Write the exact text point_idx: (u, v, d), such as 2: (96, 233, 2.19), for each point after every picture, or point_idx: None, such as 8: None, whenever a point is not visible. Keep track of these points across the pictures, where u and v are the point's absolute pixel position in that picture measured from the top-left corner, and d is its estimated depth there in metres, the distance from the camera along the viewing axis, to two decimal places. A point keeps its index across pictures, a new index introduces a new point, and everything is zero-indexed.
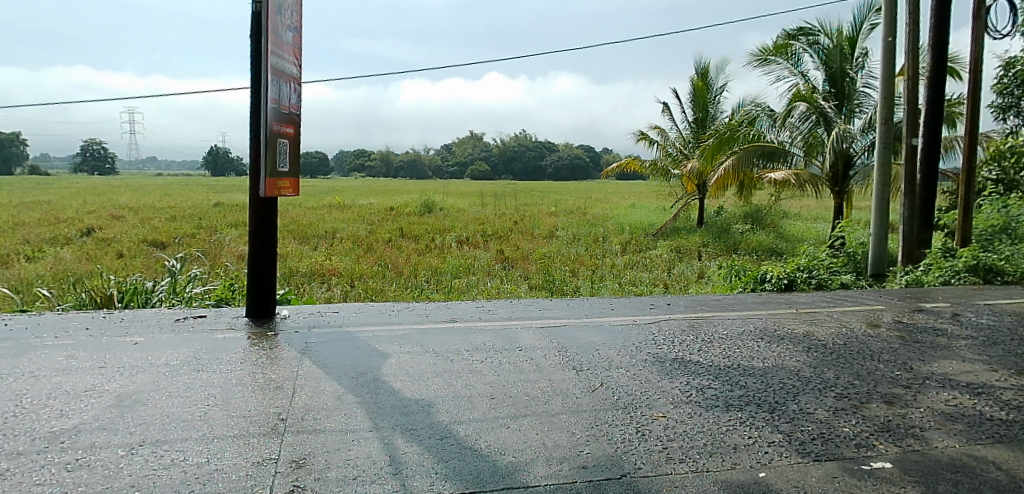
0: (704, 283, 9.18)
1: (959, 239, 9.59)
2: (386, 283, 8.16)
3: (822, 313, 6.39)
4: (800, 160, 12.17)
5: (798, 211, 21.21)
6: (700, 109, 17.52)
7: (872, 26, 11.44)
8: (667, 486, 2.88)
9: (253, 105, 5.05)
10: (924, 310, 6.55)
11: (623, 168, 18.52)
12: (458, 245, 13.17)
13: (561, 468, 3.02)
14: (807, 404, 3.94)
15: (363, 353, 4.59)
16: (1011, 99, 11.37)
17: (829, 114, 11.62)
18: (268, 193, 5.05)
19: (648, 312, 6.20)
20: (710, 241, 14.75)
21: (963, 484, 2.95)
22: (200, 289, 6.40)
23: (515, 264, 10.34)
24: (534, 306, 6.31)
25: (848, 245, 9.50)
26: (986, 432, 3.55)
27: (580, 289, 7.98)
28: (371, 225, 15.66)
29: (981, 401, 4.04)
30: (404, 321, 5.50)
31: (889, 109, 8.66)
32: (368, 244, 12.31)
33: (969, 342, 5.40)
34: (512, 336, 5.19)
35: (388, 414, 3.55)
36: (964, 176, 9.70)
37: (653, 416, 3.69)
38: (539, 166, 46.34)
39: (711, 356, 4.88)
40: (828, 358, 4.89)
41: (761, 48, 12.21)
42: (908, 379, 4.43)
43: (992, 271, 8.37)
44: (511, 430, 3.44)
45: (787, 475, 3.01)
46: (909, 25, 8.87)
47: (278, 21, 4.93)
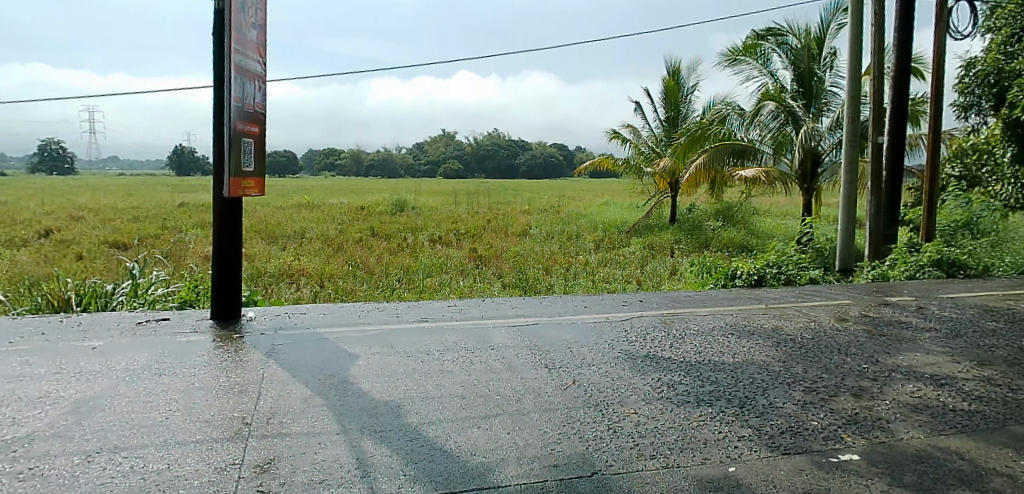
0: (676, 279, 9.26)
1: (924, 234, 9.83)
2: (356, 283, 8.08)
3: (791, 308, 6.48)
4: (769, 157, 12.35)
5: (767, 208, 21.60)
6: (672, 108, 17.67)
7: (839, 27, 11.64)
8: (637, 483, 2.88)
9: (216, 104, 4.94)
10: (891, 304, 6.67)
11: (596, 165, 18.58)
12: (431, 244, 13.09)
13: (533, 467, 3.01)
14: (775, 398, 3.98)
15: (331, 354, 4.53)
16: (972, 97, 11.61)
17: (797, 113, 11.77)
18: (232, 193, 4.94)
19: (621, 309, 6.23)
20: (682, 238, 14.91)
21: (928, 474, 3.01)
22: (163, 291, 6.26)
23: (488, 264, 10.18)
24: (507, 305, 6.27)
25: (816, 240, 9.71)
26: (949, 423, 3.63)
27: (553, 287, 7.97)
28: (341, 224, 15.43)
29: (945, 392, 4.12)
30: (373, 321, 5.44)
31: (856, 109, 8.81)
32: (338, 243, 12.17)
33: (933, 334, 5.53)
34: (484, 335, 5.16)
35: (356, 417, 3.51)
36: (929, 173, 9.91)
37: (625, 413, 3.71)
38: (513, 165, 46.29)
39: (682, 352, 4.92)
40: (796, 353, 4.96)
41: (731, 48, 12.37)
42: (875, 372, 4.51)
43: (955, 265, 8.60)
44: (482, 430, 3.41)
45: (756, 469, 3.03)
46: (875, 25, 9.04)
47: (241, 18, 4.84)
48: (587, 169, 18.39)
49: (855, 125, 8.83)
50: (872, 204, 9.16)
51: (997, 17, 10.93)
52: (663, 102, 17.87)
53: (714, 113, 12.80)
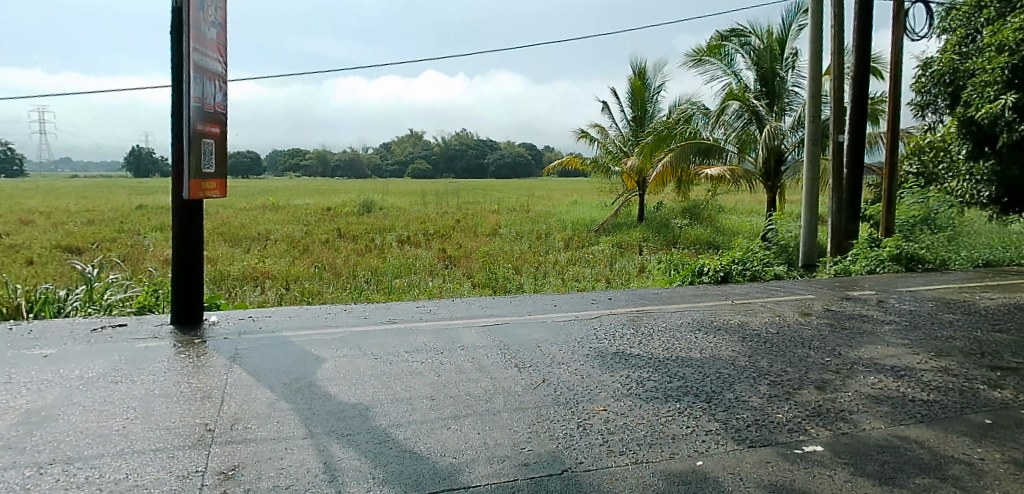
0: (645, 277, 9.34)
1: (883, 230, 10.10)
2: (323, 285, 7.96)
3: (756, 303, 6.59)
4: (733, 156, 12.55)
5: (732, 206, 21.97)
6: (639, 108, 17.85)
7: (799, 28, 11.90)
8: (608, 479, 2.89)
9: (175, 105, 4.83)
10: (852, 298, 6.83)
11: (565, 164, 18.64)
12: (399, 244, 13.00)
13: (503, 466, 3.00)
14: (742, 392, 4.04)
15: (297, 357, 4.45)
16: (929, 96, 11.98)
17: (760, 112, 12.00)
18: (193, 195, 4.83)
19: (590, 307, 6.25)
20: (650, 236, 15.06)
21: (889, 463, 3.08)
22: (120, 296, 6.08)
23: (457, 264, 10.16)
24: (477, 305, 6.24)
25: (780, 237, 9.89)
26: (909, 413, 3.73)
27: (523, 286, 7.95)
28: (307, 226, 15.20)
29: (904, 383, 4.24)
30: (341, 324, 5.37)
31: (817, 108, 9.01)
32: (304, 245, 11.97)
33: (893, 327, 5.69)
34: (453, 336, 5.13)
35: (323, 420, 3.45)
36: (887, 170, 10.17)
37: (594, 410, 3.72)
38: (481, 164, 46.08)
39: (651, 348, 4.96)
40: (762, 347, 5.04)
41: (695, 49, 12.55)
42: (837, 365, 4.62)
43: (913, 259, 8.86)
44: (452, 430, 3.39)
45: (723, 463, 3.07)
46: (835, 26, 9.26)
47: (200, 17, 4.73)
48: (556, 168, 18.43)
49: (816, 124, 9.02)
50: (834, 201, 9.39)
51: (952, 18, 11.38)
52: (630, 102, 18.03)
53: (680, 113, 12.97)
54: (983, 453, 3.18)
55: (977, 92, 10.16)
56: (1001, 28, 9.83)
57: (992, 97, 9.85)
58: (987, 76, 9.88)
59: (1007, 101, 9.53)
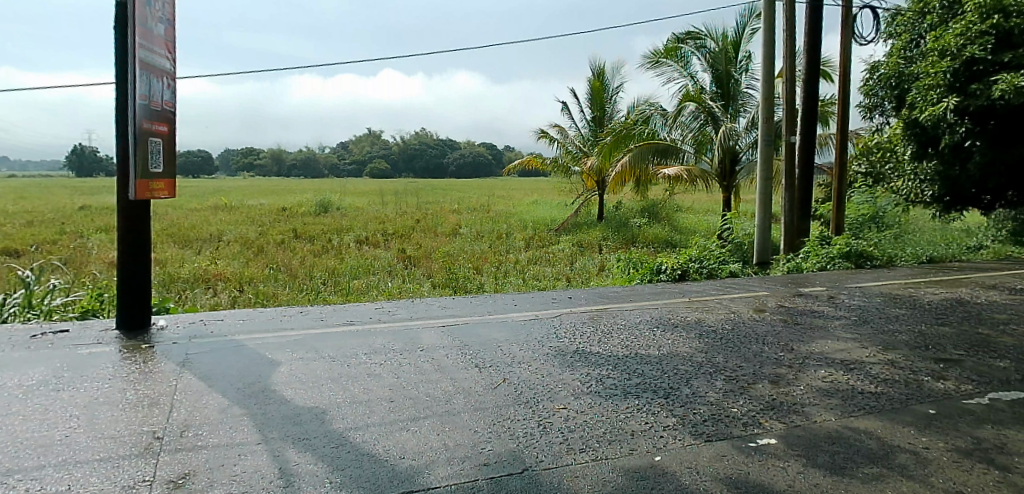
0: (604, 275, 9.43)
1: (834, 228, 10.43)
2: (279, 287, 7.80)
3: (712, 300, 6.71)
4: (690, 156, 12.78)
5: (690, 205, 22.41)
6: (598, 108, 18.03)
7: (752, 31, 12.19)
8: (568, 477, 2.90)
9: (120, 102, 4.66)
10: (804, 294, 7.03)
11: (525, 164, 18.69)
12: (357, 245, 12.84)
13: (463, 467, 2.98)
14: (698, 387, 4.11)
15: (250, 362, 4.34)
16: (876, 99, 12.42)
17: (716, 114, 12.25)
18: (140, 196, 4.66)
19: (550, 306, 6.28)
20: (610, 235, 15.23)
21: (839, 454, 3.17)
22: (62, 300, 5.84)
23: (417, 264, 10.11)
24: (436, 305, 6.21)
25: (735, 235, 10.12)
26: (858, 405, 3.85)
27: (483, 286, 7.95)
28: (261, 227, 14.86)
29: (854, 376, 4.37)
30: (297, 326, 5.26)
31: (769, 110, 9.25)
32: (258, 246, 11.70)
33: (843, 321, 5.88)
34: (413, 336, 5.08)
35: (278, 425, 3.37)
36: (837, 170, 10.50)
37: (555, 408, 3.73)
38: (441, 163, 45.84)
39: (610, 346, 5.01)
40: (718, 343, 5.14)
41: (652, 51, 12.75)
42: (790, 360, 4.74)
43: (862, 256, 9.17)
44: (411, 433, 3.35)
45: (681, 457, 3.12)
46: (787, 30, 9.52)
47: (147, 12, 4.59)
48: (516, 168, 18.46)
49: (769, 125, 9.25)
50: (786, 200, 9.65)
51: (897, 23, 11.86)
52: (589, 103, 18.19)
53: (638, 114, 13.16)
54: (928, 442, 3.30)
55: (921, 95, 10.53)
56: (942, 33, 10.29)
57: (935, 99, 10.23)
58: (930, 80, 10.26)
59: (949, 104, 9.93)
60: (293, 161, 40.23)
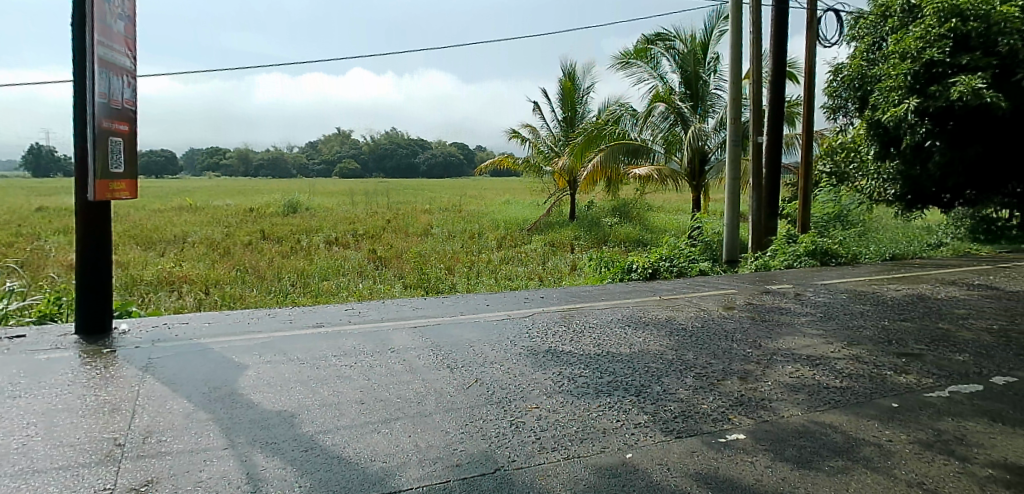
0: (576, 274, 9.48)
1: (800, 226, 10.64)
2: (246, 288, 7.67)
3: (683, 298, 6.80)
4: (660, 156, 12.91)
5: (660, 204, 22.67)
6: (569, 108, 18.11)
7: (720, 33, 12.37)
8: (540, 475, 2.91)
9: (77, 100, 4.52)
10: (771, 292, 7.16)
11: (497, 163, 18.68)
12: (327, 246, 12.69)
13: (434, 468, 2.96)
14: (669, 385, 4.16)
15: (216, 365, 4.25)
16: (840, 100, 12.71)
17: (685, 114, 12.41)
18: (99, 197, 4.54)
19: (522, 306, 6.28)
20: (582, 235, 15.31)
21: (806, 448, 3.23)
22: (17, 305, 5.65)
23: (388, 265, 10.04)
24: (407, 306, 6.17)
25: (705, 234, 10.27)
26: (824, 399, 3.93)
27: (455, 286, 7.93)
28: (228, 228, 14.58)
29: (820, 371, 4.47)
30: (265, 329, 5.17)
31: (737, 110, 9.39)
32: (225, 248, 11.49)
33: (810, 318, 6.01)
34: (384, 338, 5.04)
35: (245, 429, 3.31)
36: (803, 169, 10.71)
37: (527, 408, 3.73)
38: (413, 163, 45.51)
39: (582, 345, 5.03)
40: (688, 341, 5.20)
41: (622, 52, 12.86)
42: (758, 356, 4.82)
43: (827, 254, 9.37)
44: (383, 434, 3.32)
45: (651, 454, 3.15)
46: (753, 32, 9.68)
47: (105, 8, 4.47)
48: (488, 168, 18.44)
49: (737, 126, 9.40)
50: (754, 199, 9.81)
51: (860, 26, 12.10)
52: (560, 103, 18.26)
53: (609, 114, 13.25)
54: (891, 435, 3.39)
55: (883, 96, 10.71)
56: (903, 37, 10.54)
57: (896, 101, 10.43)
58: (892, 82, 10.47)
59: (910, 105, 10.11)
60: (260, 161, 39.56)
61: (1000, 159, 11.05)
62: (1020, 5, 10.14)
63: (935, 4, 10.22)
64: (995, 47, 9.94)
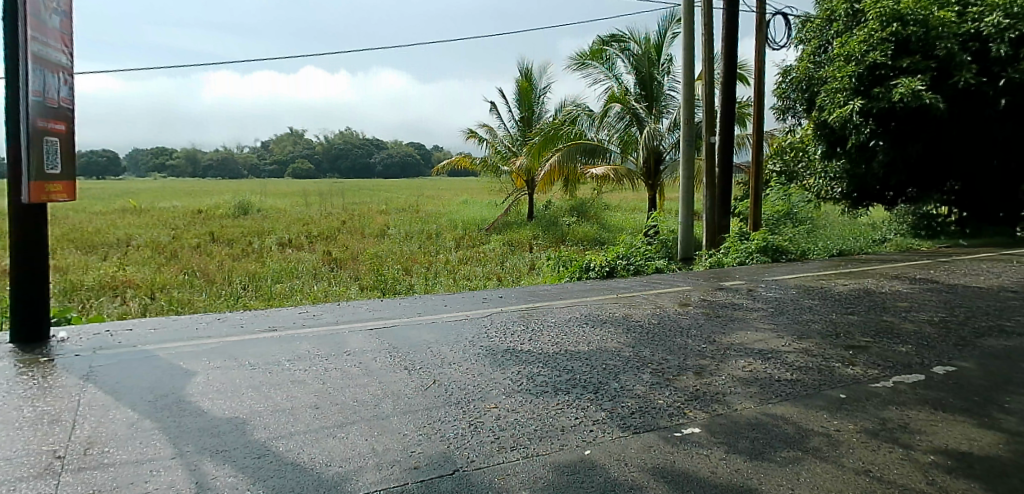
0: (535, 274, 9.51)
1: (752, 224, 10.91)
2: (194, 292, 7.44)
3: (639, 296, 6.89)
4: (616, 156, 13.08)
5: (617, 203, 22.95)
6: (526, 108, 18.18)
7: (673, 36, 12.61)
8: (499, 475, 2.90)
9: (9, 98, 4.31)
10: (725, 288, 7.32)
11: (454, 163, 18.60)
12: (280, 248, 12.41)
13: (391, 472, 2.92)
14: (626, 381, 4.20)
15: (162, 373, 4.10)
16: (788, 102, 13.11)
17: (640, 115, 12.59)
18: (35, 199, 4.34)
19: (480, 306, 6.24)
20: (540, 234, 15.38)
21: (758, 440, 3.31)
22: None
23: (344, 266, 9.89)
24: (363, 308, 6.08)
25: (661, 233, 10.45)
26: (775, 392, 4.04)
27: (413, 287, 7.84)
28: (175, 230, 14.10)
29: (771, 365, 4.59)
30: (215, 334, 5.02)
31: (690, 111, 9.58)
32: (172, 251, 11.12)
33: (762, 313, 6.16)
34: (340, 341, 4.95)
35: (194, 438, 3.20)
36: (754, 169, 10.99)
37: (486, 408, 3.72)
38: (368, 163, 44.85)
39: (540, 344, 5.05)
40: (644, 338, 5.27)
41: (578, 53, 12.98)
42: (713, 351, 4.91)
43: (778, 251, 9.64)
44: (339, 439, 3.26)
45: (609, 450, 3.17)
46: (705, 35, 9.89)
47: (39, 2, 4.27)
48: (446, 168, 18.34)
49: (690, 126, 9.57)
50: (708, 198, 10.02)
51: (807, 30, 12.54)
52: (517, 103, 18.31)
53: (566, 114, 13.35)
54: (839, 425, 3.50)
55: (830, 98, 11.06)
56: (847, 40, 10.92)
57: (842, 102, 10.76)
58: (838, 83, 10.83)
59: (854, 106, 10.45)
60: None
61: (940, 158, 11.59)
62: (955, 11, 10.62)
63: (878, 9, 10.56)
64: (933, 51, 10.40)
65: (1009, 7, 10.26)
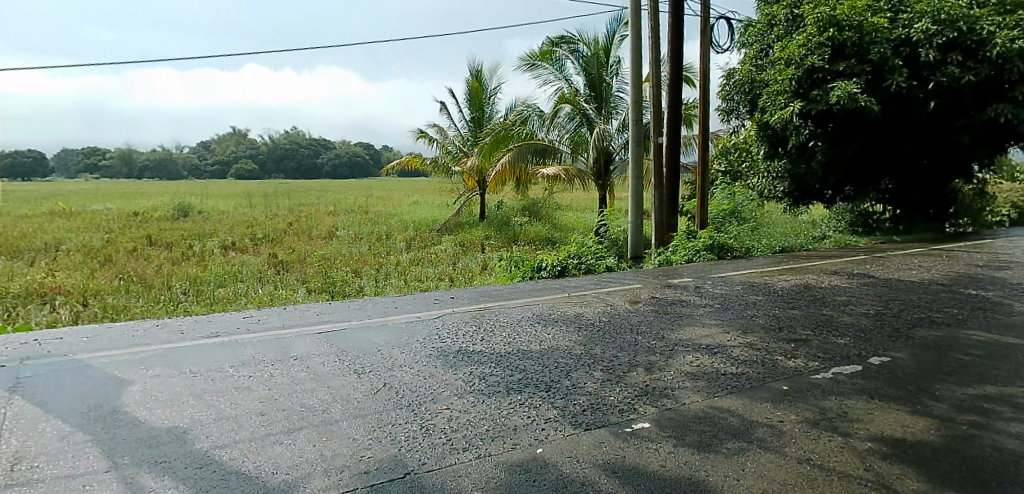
0: (487, 274, 9.50)
1: (699, 222, 11.17)
2: (131, 298, 7.13)
3: (590, 294, 6.96)
4: (567, 156, 13.20)
5: (568, 203, 23.19)
6: (476, 108, 18.17)
7: (621, 38, 12.81)
8: (450, 477, 2.88)
9: None
10: (673, 285, 7.47)
11: (404, 164, 18.42)
12: (222, 251, 12.00)
13: (341, 477, 2.86)
14: (578, 379, 4.24)
15: (95, 383, 3.91)
16: (732, 104, 13.52)
17: (590, 115, 12.75)
18: None
19: (431, 307, 6.20)
20: (492, 234, 15.38)
21: (706, 432, 3.39)
22: None
23: (290, 269, 9.67)
24: (311, 311, 5.95)
25: (611, 232, 10.61)
26: (722, 385, 4.14)
27: (362, 289, 7.73)
28: (109, 234, 13.46)
29: (717, 359, 4.70)
30: (153, 341, 4.81)
31: (638, 113, 9.73)
32: (106, 255, 10.61)
33: (709, 309, 6.32)
34: (286, 345, 4.82)
35: (131, 450, 3.07)
36: (700, 169, 11.26)
37: (437, 409, 3.69)
38: (316, 163, 43.98)
39: (492, 344, 5.04)
40: (595, 335, 5.32)
41: (528, 54, 13.06)
42: (662, 347, 5.00)
43: (724, 248, 9.90)
44: (285, 446, 3.18)
45: (561, 448, 3.19)
46: (652, 38, 10.08)
47: None
48: (396, 168, 18.13)
49: (639, 127, 9.72)
50: (657, 198, 10.21)
51: (749, 34, 12.95)
52: (467, 103, 18.27)
53: (516, 114, 13.40)
54: (782, 416, 3.61)
55: (771, 100, 11.46)
56: (788, 44, 11.31)
57: (782, 104, 11.16)
58: (779, 86, 11.19)
59: (794, 108, 10.84)
60: None
61: (874, 158, 12.17)
62: (888, 17, 11.08)
63: (816, 14, 10.94)
64: (867, 56, 10.81)
65: (937, 14, 10.75)
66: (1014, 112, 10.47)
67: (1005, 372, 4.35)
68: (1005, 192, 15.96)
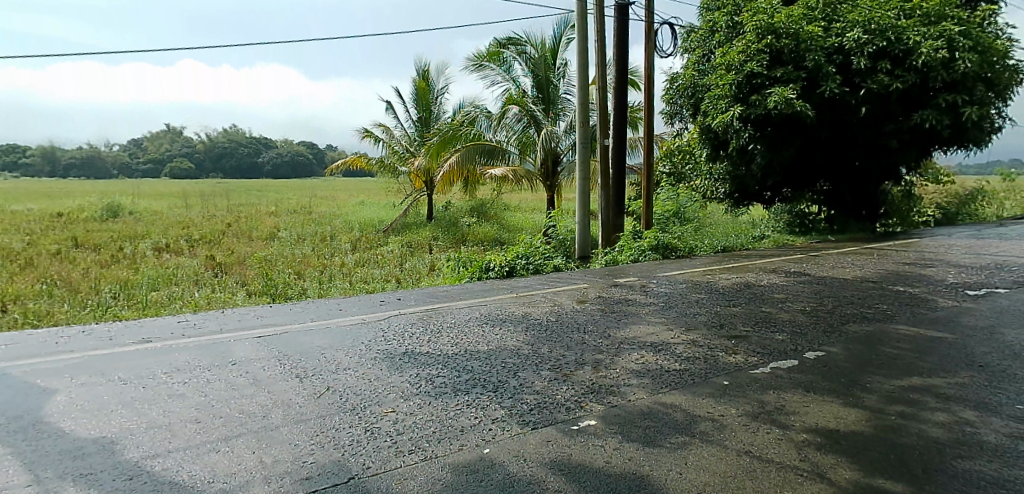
0: (434, 275, 9.44)
1: (645, 222, 11.40)
2: (54, 303, 6.76)
3: (538, 294, 6.99)
4: (515, 158, 13.24)
5: (516, 203, 23.27)
6: (423, 108, 18.04)
7: (568, 41, 12.93)
8: (395, 480, 2.83)
9: None
10: (619, 285, 7.59)
11: (349, 163, 18.11)
12: (156, 253, 11.50)
13: (281, 484, 2.78)
14: (525, 378, 4.25)
15: (14, 393, 3.68)
16: (676, 107, 13.86)
17: (538, 117, 12.83)
18: None
19: (377, 309, 6.09)
20: (440, 235, 15.29)
21: (650, 427, 3.45)
22: None
23: (229, 271, 9.38)
24: (251, 315, 5.76)
25: (559, 232, 10.72)
26: (666, 381, 4.22)
27: (305, 291, 7.57)
28: (31, 235, 12.72)
29: (661, 356, 4.79)
30: (78, 348, 4.57)
31: (585, 115, 9.84)
32: (27, 258, 10.02)
33: (654, 307, 6.44)
34: (223, 351, 4.66)
35: (54, 462, 2.90)
36: (644, 171, 11.47)
37: (382, 412, 3.63)
38: (257, 162, 42.81)
39: (439, 345, 4.99)
40: (542, 335, 5.34)
41: (476, 54, 13.06)
42: (608, 346, 5.06)
43: (668, 248, 10.11)
44: (223, 453, 3.07)
45: (508, 447, 3.18)
46: (598, 41, 10.22)
47: None
48: (340, 168, 17.80)
49: (586, 129, 9.83)
50: (603, 198, 10.36)
51: (692, 39, 13.28)
52: (414, 103, 18.11)
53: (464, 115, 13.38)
54: (723, 410, 3.71)
55: (713, 104, 11.84)
56: (728, 50, 11.64)
57: (724, 108, 11.55)
58: (720, 91, 11.53)
59: (734, 112, 11.23)
60: None
61: (809, 160, 12.72)
62: (821, 25, 11.51)
63: (754, 22, 11.28)
64: (803, 63, 11.23)
65: (867, 24, 11.18)
66: (939, 118, 11.11)
67: (930, 364, 4.58)
68: (930, 194, 16.83)
